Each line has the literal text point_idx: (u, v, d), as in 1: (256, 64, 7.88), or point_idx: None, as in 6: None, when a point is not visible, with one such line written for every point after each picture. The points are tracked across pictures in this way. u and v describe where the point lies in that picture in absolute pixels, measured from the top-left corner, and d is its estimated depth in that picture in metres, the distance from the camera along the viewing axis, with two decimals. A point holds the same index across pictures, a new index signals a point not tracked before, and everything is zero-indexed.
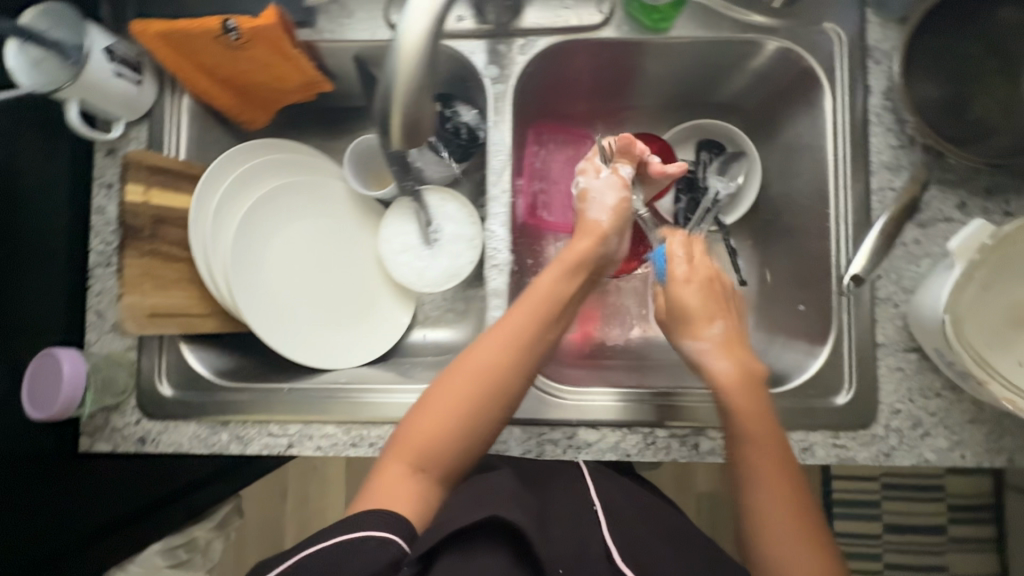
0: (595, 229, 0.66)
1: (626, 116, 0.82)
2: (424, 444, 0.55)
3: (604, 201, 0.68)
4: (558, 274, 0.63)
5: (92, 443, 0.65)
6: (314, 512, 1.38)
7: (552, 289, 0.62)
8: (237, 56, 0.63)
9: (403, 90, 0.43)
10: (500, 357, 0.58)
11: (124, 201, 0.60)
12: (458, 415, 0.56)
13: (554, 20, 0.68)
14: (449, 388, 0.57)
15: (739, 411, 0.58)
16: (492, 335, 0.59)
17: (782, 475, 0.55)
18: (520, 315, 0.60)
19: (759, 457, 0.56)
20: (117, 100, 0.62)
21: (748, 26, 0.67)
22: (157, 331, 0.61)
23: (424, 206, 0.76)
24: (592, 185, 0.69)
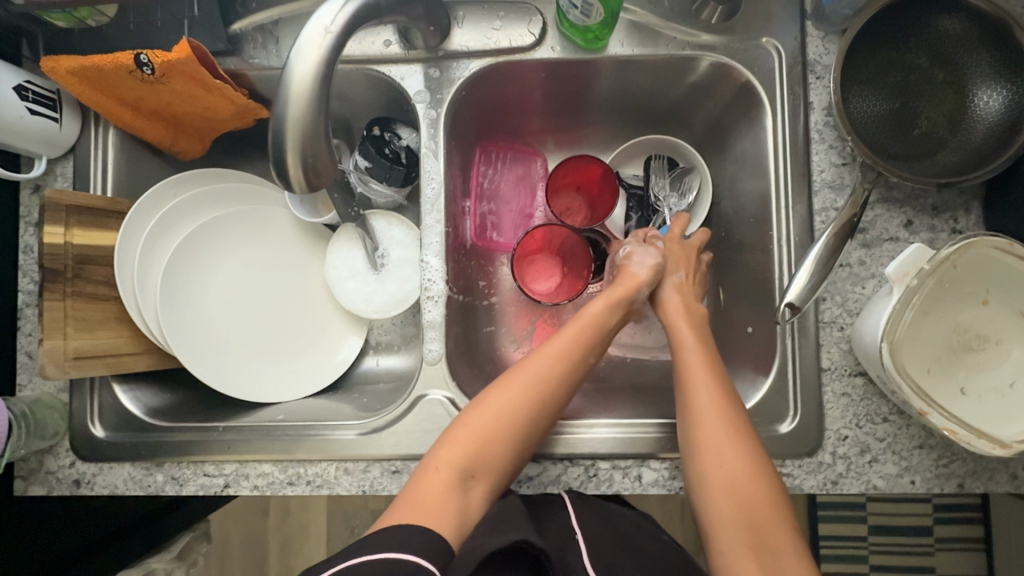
0: (634, 282, 0.65)
1: (579, 133, 0.80)
2: (470, 459, 0.54)
3: (649, 263, 0.66)
4: (607, 301, 0.63)
5: (27, 487, 0.64)
6: (295, 527, 1.38)
7: (601, 316, 0.62)
8: (156, 89, 0.61)
9: (298, 133, 0.42)
10: (551, 382, 0.58)
11: (42, 243, 0.58)
12: (507, 434, 0.55)
13: (484, 43, 0.66)
14: (498, 405, 0.56)
15: (699, 421, 0.55)
16: (541, 358, 0.59)
17: (752, 485, 0.51)
18: (570, 338, 0.60)
19: (720, 475, 0.52)
20: (35, 138, 0.60)
21: (686, 43, 0.65)
22: (83, 375, 0.60)
23: (369, 232, 0.74)
24: (637, 251, 0.68)
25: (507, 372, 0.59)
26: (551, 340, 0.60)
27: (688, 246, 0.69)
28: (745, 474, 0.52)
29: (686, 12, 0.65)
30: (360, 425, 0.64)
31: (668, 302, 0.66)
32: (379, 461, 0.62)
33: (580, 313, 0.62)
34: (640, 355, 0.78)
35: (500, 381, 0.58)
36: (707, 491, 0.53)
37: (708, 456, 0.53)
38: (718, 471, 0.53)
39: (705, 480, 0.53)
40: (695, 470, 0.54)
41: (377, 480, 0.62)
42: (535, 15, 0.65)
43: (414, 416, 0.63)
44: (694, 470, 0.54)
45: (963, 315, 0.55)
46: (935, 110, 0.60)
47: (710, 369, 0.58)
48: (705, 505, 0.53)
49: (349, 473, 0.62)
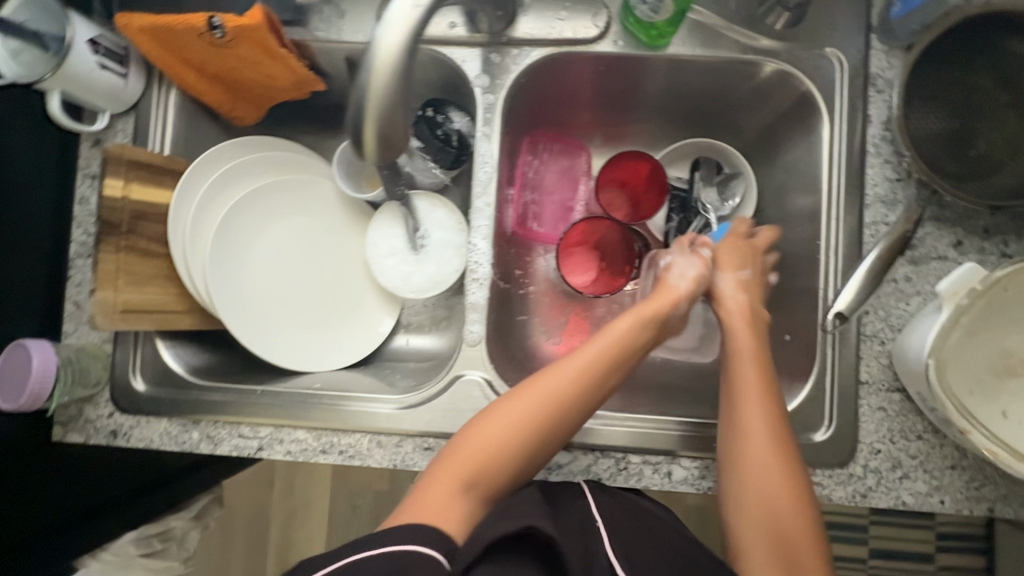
0: (672, 294, 0.64)
1: (626, 130, 0.81)
2: (484, 462, 0.54)
3: (688, 276, 0.66)
4: (638, 317, 0.62)
5: (66, 433, 0.65)
6: (300, 501, 1.40)
7: (629, 331, 0.61)
8: (222, 53, 0.62)
9: (378, 104, 0.42)
10: (574, 393, 0.57)
11: (102, 195, 0.59)
12: (523, 442, 0.55)
13: (548, 32, 0.66)
14: (519, 411, 0.56)
15: (744, 436, 0.55)
16: (565, 370, 0.58)
17: (793, 506, 0.52)
18: (597, 351, 0.59)
19: (759, 490, 0.53)
20: (101, 92, 0.61)
21: (748, 48, 0.65)
22: (130, 328, 0.61)
23: (412, 212, 0.75)
24: (677, 262, 0.68)
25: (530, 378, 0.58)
26: (579, 351, 0.60)
27: (751, 244, 0.68)
28: (785, 492, 0.52)
29: (752, 16, 0.65)
30: (398, 401, 0.64)
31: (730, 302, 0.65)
32: (411, 437, 0.63)
33: (610, 326, 0.62)
34: (669, 355, 0.78)
35: (523, 387, 0.58)
36: (738, 500, 0.54)
37: (746, 470, 0.54)
38: (757, 483, 0.53)
39: (739, 488, 0.54)
40: (732, 478, 0.55)
41: (408, 455, 0.63)
42: (600, 8, 0.66)
43: (450, 395, 0.63)
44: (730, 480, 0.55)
45: (1010, 339, 0.55)
46: (997, 134, 0.60)
47: (759, 382, 0.57)
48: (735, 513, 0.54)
49: (381, 446, 0.63)
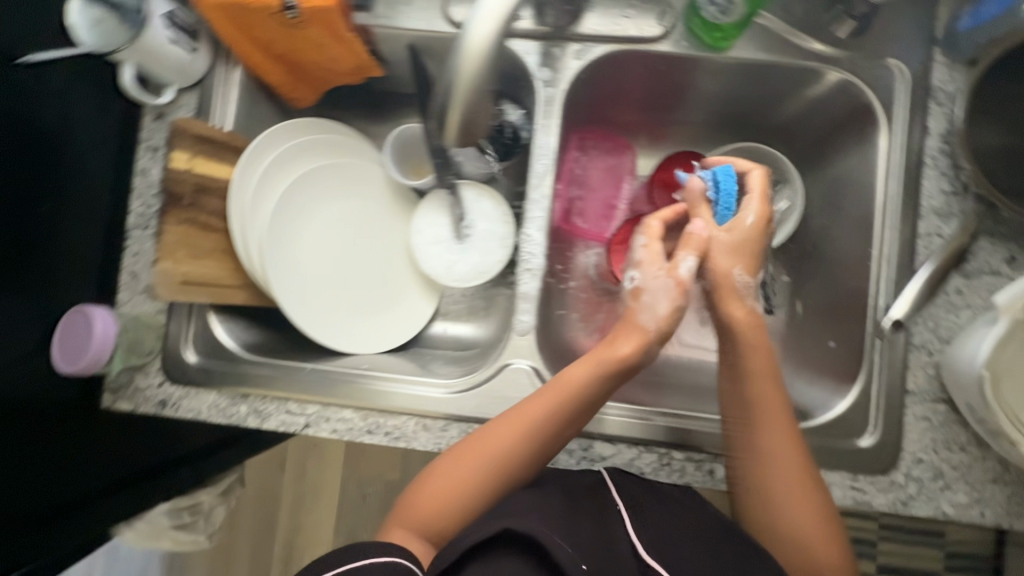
0: (637, 335, 0.60)
1: (670, 130, 0.82)
2: (433, 517, 0.56)
3: (660, 311, 0.60)
4: (594, 368, 0.58)
5: (114, 401, 0.66)
6: (310, 487, 1.40)
7: (580, 384, 0.57)
8: (291, 32, 0.62)
9: (465, 92, 0.44)
10: (523, 445, 0.57)
11: (168, 166, 0.60)
12: (470, 496, 0.56)
13: (613, 29, 0.67)
14: (471, 470, 0.56)
15: (764, 426, 0.56)
16: (509, 426, 0.57)
17: (819, 529, 0.53)
18: (545, 407, 0.57)
19: (783, 478, 0.54)
20: (171, 66, 0.62)
21: (810, 54, 0.65)
22: (187, 300, 0.61)
23: (459, 201, 0.76)
24: (647, 285, 0.62)
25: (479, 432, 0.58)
26: (528, 405, 0.58)
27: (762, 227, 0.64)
28: (813, 515, 0.53)
29: (815, 24, 0.65)
30: (446, 386, 0.65)
31: (732, 309, 0.61)
32: (457, 422, 0.64)
33: (561, 377, 0.58)
34: (703, 356, 0.79)
35: (473, 442, 0.57)
36: (760, 516, 0.55)
37: (773, 460, 0.55)
38: (786, 504, 0.54)
39: (763, 506, 0.55)
40: (752, 465, 0.56)
41: (453, 440, 0.63)
42: (665, 9, 0.66)
43: (498, 382, 0.64)
44: (754, 498, 0.55)
45: None
46: None
47: (776, 402, 0.57)
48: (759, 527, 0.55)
49: (427, 430, 0.64)
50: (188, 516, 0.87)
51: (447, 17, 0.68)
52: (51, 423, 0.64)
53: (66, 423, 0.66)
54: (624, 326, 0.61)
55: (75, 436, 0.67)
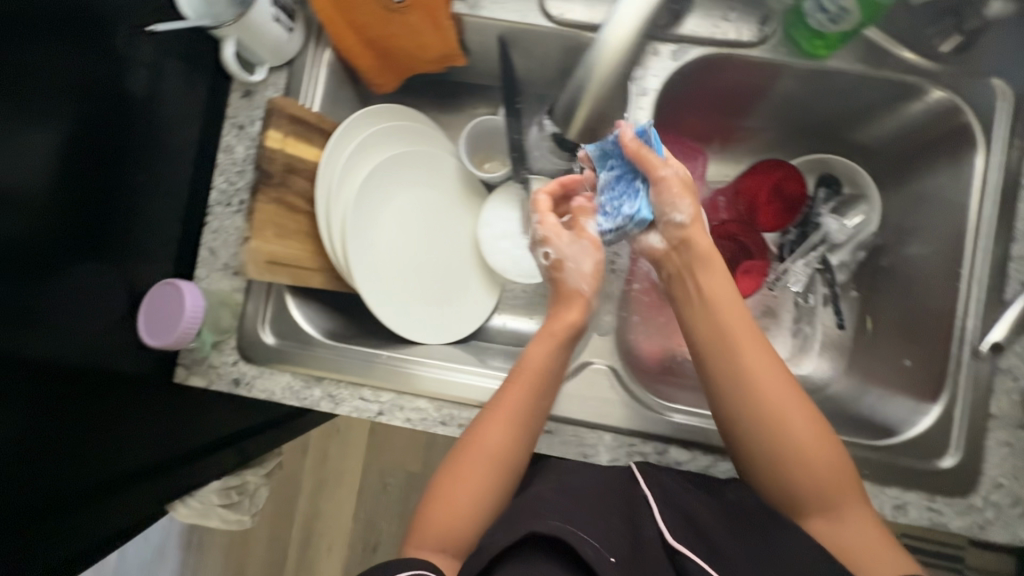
0: (579, 300, 0.64)
1: (738, 134, 0.81)
2: (452, 522, 0.53)
3: (581, 269, 0.65)
4: (550, 342, 0.61)
5: (188, 375, 0.66)
6: (332, 472, 1.39)
7: (544, 358, 0.60)
8: (391, 18, 0.63)
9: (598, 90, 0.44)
10: (514, 430, 0.57)
11: (264, 146, 0.60)
12: (480, 497, 0.54)
13: (712, 31, 0.65)
14: (478, 471, 0.55)
15: (741, 352, 0.55)
16: (496, 417, 0.57)
17: (826, 456, 0.52)
18: (522, 384, 0.58)
19: (773, 399, 0.53)
20: (268, 45, 0.62)
21: (909, 68, 0.65)
22: (271, 279, 0.61)
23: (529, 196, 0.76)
24: (563, 257, 0.65)
25: (470, 431, 0.57)
26: (507, 389, 0.58)
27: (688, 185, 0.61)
28: (812, 434, 0.52)
29: (916, 37, 0.65)
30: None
31: (695, 240, 0.59)
32: None
33: (525, 357, 0.60)
34: None
35: (473, 444, 0.56)
36: (758, 445, 0.53)
37: (760, 383, 0.54)
38: (783, 430, 0.52)
39: (760, 434, 0.53)
40: (739, 394, 0.54)
41: None
42: (768, 13, 0.65)
43: (578, 382, 0.65)
44: (749, 429, 0.53)
45: None
46: None
47: (746, 329, 0.56)
48: (761, 458, 0.53)
49: None
50: (234, 495, 0.87)
51: (542, 10, 0.67)
52: (131, 392, 0.67)
53: (142, 393, 0.68)
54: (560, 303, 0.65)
55: (152, 407, 0.70)
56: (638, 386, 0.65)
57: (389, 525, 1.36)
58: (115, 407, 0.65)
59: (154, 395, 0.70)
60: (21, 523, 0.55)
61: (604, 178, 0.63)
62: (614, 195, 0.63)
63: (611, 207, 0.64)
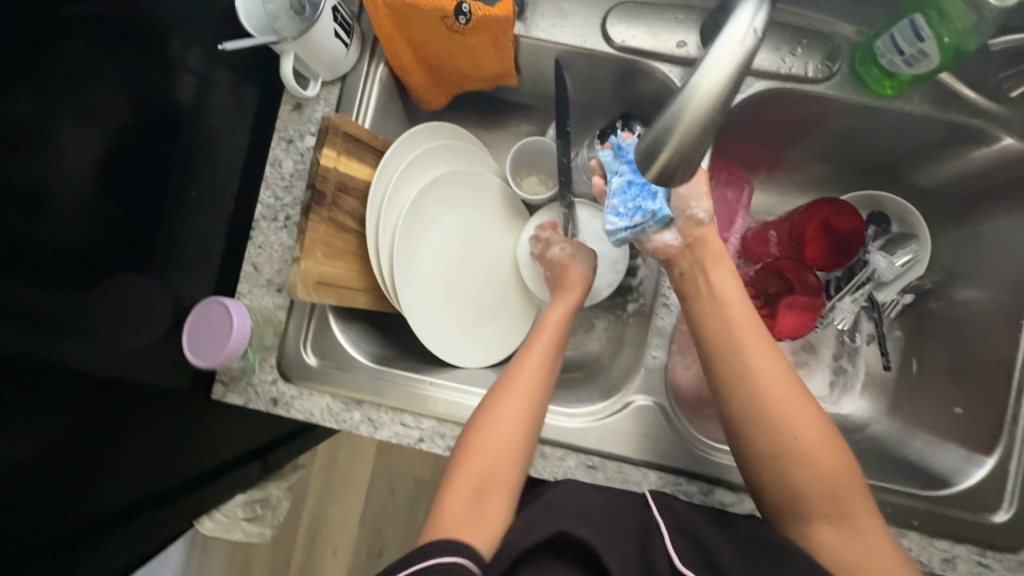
0: (583, 275, 0.69)
1: (782, 165, 0.79)
2: (487, 470, 0.54)
3: (592, 261, 0.70)
4: (564, 306, 0.65)
5: (226, 394, 0.64)
6: (341, 476, 1.33)
7: (561, 319, 0.64)
8: (452, 38, 0.61)
9: (688, 132, 0.41)
10: (546, 381, 0.59)
11: (318, 164, 0.58)
12: (513, 446, 0.55)
13: (777, 65, 0.64)
14: (509, 418, 0.56)
15: (747, 349, 0.54)
16: (528, 368, 0.59)
17: (831, 463, 0.51)
18: (546, 340, 0.61)
19: (778, 399, 0.52)
20: (325, 60, 0.61)
21: (978, 113, 0.63)
22: (318, 299, 0.59)
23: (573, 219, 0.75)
24: (573, 251, 0.70)
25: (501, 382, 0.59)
26: (530, 345, 0.61)
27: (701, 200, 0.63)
28: (819, 439, 0.51)
29: (988, 83, 0.63)
30: (570, 415, 0.64)
31: (709, 239, 0.60)
32: (576, 453, 0.63)
33: (544, 318, 0.64)
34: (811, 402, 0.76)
35: (503, 391, 0.57)
36: (762, 443, 0.52)
37: (763, 383, 0.52)
38: (788, 433, 0.51)
39: (765, 432, 0.52)
40: (743, 394, 0.53)
41: (571, 470, 0.62)
42: (836, 50, 0.63)
43: (624, 418, 0.64)
44: (755, 425, 0.52)
45: None
46: None
47: (753, 323, 0.56)
48: (766, 458, 0.52)
49: (544, 458, 0.62)
50: (257, 509, 0.88)
51: (604, 35, 0.65)
52: (167, 407, 0.66)
53: (178, 408, 0.67)
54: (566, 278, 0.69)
55: (187, 421, 0.69)
56: (685, 424, 0.64)
57: (395, 532, 1.31)
58: (149, 420, 0.64)
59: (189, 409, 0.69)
60: (49, 518, 0.55)
61: (619, 179, 0.61)
62: (628, 197, 0.61)
63: (626, 208, 0.61)
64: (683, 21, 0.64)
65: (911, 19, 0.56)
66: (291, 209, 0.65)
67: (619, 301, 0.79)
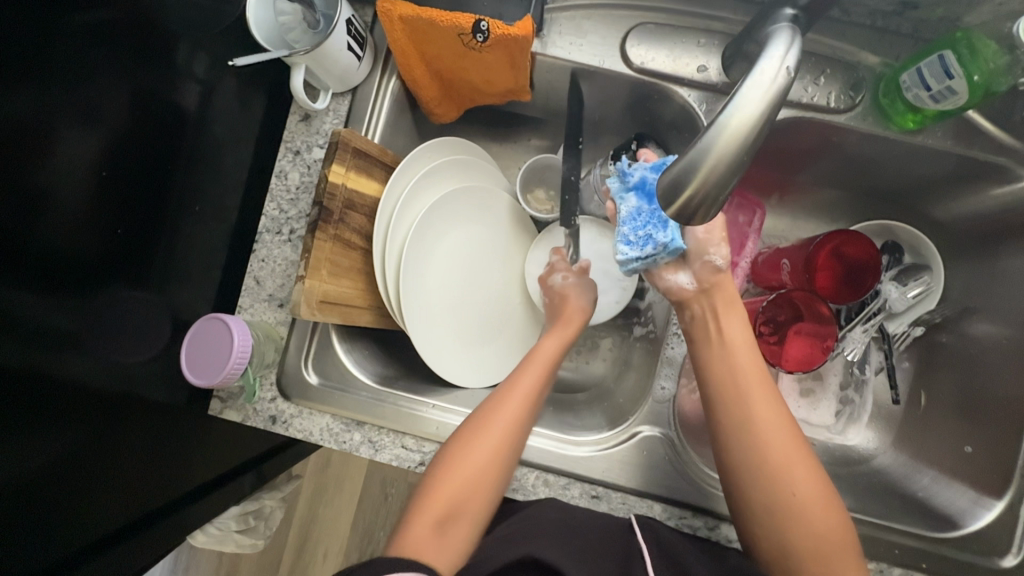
0: (584, 310, 0.66)
1: (795, 189, 0.78)
2: (455, 496, 0.53)
3: (592, 295, 0.68)
4: (558, 339, 0.63)
5: (223, 409, 0.62)
6: (332, 483, 1.32)
7: (553, 354, 0.62)
8: (468, 54, 0.59)
9: (713, 169, 0.40)
10: (528, 413, 0.57)
11: (326, 180, 0.56)
12: (486, 476, 0.54)
13: (799, 93, 0.62)
14: (481, 456, 0.54)
15: (749, 396, 0.54)
16: (513, 400, 0.57)
17: (824, 518, 0.50)
18: (533, 376, 0.59)
19: (777, 449, 0.52)
20: (336, 72, 0.59)
21: (1001, 150, 0.62)
22: (322, 319, 0.58)
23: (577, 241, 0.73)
24: (576, 282, 0.69)
25: (485, 407, 0.57)
26: (516, 380, 0.59)
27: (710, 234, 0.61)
28: (814, 494, 0.51)
29: (1012, 120, 0.62)
30: (576, 444, 0.63)
31: (725, 284, 0.60)
32: (580, 482, 0.62)
33: (536, 351, 0.61)
34: (816, 432, 0.75)
35: (481, 425, 0.55)
36: (759, 492, 0.52)
37: (762, 434, 0.52)
38: (783, 486, 0.51)
39: (762, 483, 0.51)
40: (743, 441, 0.53)
41: (574, 499, 0.61)
42: (859, 80, 0.62)
43: (631, 447, 0.63)
44: (751, 475, 0.52)
45: None
46: None
47: (759, 372, 0.56)
48: (758, 509, 0.52)
49: (548, 485, 0.61)
50: (251, 520, 0.85)
51: (623, 56, 0.64)
52: (162, 421, 0.64)
53: (175, 421, 0.66)
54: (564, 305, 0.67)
55: (184, 434, 0.67)
56: (692, 456, 0.63)
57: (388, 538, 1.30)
58: (143, 435, 0.62)
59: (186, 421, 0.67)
60: (46, 537, 0.53)
61: (629, 208, 0.59)
62: (638, 224, 0.58)
63: (636, 236, 0.58)
64: (704, 44, 0.63)
65: (941, 54, 0.55)
66: (296, 222, 0.64)
67: (625, 322, 0.78)
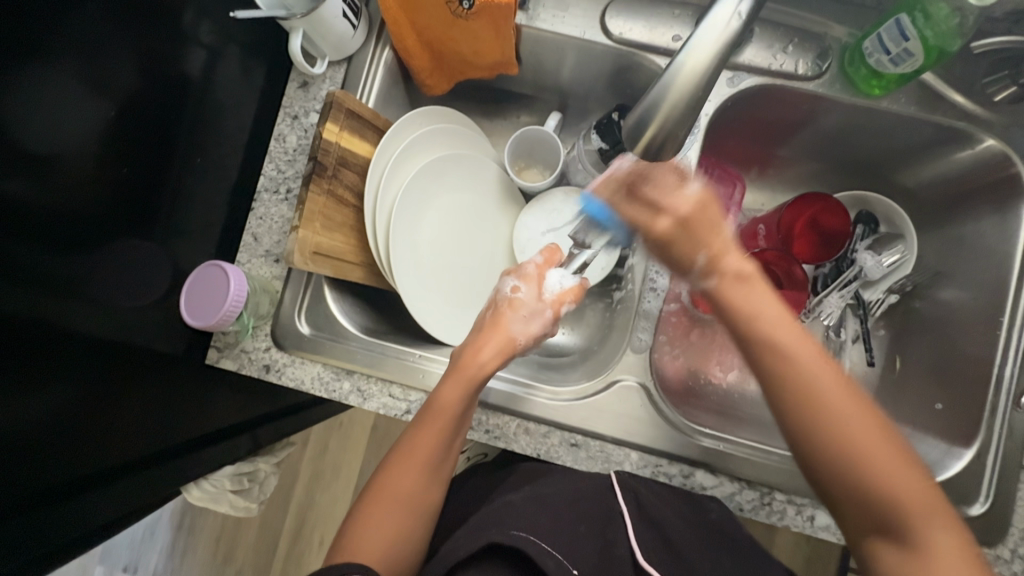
0: (502, 340, 0.60)
1: (773, 163, 0.81)
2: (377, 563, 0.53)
3: (530, 327, 0.61)
4: (460, 386, 0.57)
5: (219, 358, 0.66)
6: (330, 466, 1.33)
7: (456, 404, 0.57)
8: (454, 22, 0.63)
9: (672, 108, 0.44)
10: (428, 471, 0.57)
11: (321, 136, 0.60)
12: (393, 525, 0.55)
13: (768, 62, 0.66)
14: (389, 515, 0.55)
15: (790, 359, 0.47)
16: (410, 463, 0.56)
17: (895, 475, 0.44)
18: (431, 438, 0.56)
19: (831, 405, 0.45)
20: (333, 39, 0.64)
21: (963, 115, 0.65)
22: (314, 270, 0.61)
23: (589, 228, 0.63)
24: (526, 300, 0.63)
25: (386, 471, 0.57)
26: (417, 437, 0.57)
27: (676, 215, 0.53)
28: (877, 447, 0.44)
29: (971, 85, 0.66)
30: (555, 394, 0.66)
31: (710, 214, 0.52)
32: (560, 431, 0.64)
33: (435, 402, 0.57)
34: None
35: (381, 491, 0.56)
36: (817, 453, 0.46)
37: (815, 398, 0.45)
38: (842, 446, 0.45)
39: (817, 444, 0.46)
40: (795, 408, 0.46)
41: (553, 448, 0.64)
42: (825, 49, 0.66)
43: (608, 396, 0.65)
44: (812, 445, 0.46)
45: None
46: None
47: (847, 395, 0.46)
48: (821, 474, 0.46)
49: (528, 434, 0.64)
50: (247, 482, 0.87)
51: (602, 27, 0.68)
52: (159, 371, 0.67)
53: (174, 372, 0.69)
54: (493, 331, 0.61)
55: (183, 386, 0.71)
56: (669, 407, 0.65)
57: None
58: (144, 383, 0.66)
59: (186, 374, 0.70)
60: (47, 474, 0.56)
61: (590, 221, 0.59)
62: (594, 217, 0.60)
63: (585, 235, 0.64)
64: (679, 16, 0.67)
65: (896, 19, 0.59)
66: (292, 182, 0.68)
67: (608, 289, 0.81)
